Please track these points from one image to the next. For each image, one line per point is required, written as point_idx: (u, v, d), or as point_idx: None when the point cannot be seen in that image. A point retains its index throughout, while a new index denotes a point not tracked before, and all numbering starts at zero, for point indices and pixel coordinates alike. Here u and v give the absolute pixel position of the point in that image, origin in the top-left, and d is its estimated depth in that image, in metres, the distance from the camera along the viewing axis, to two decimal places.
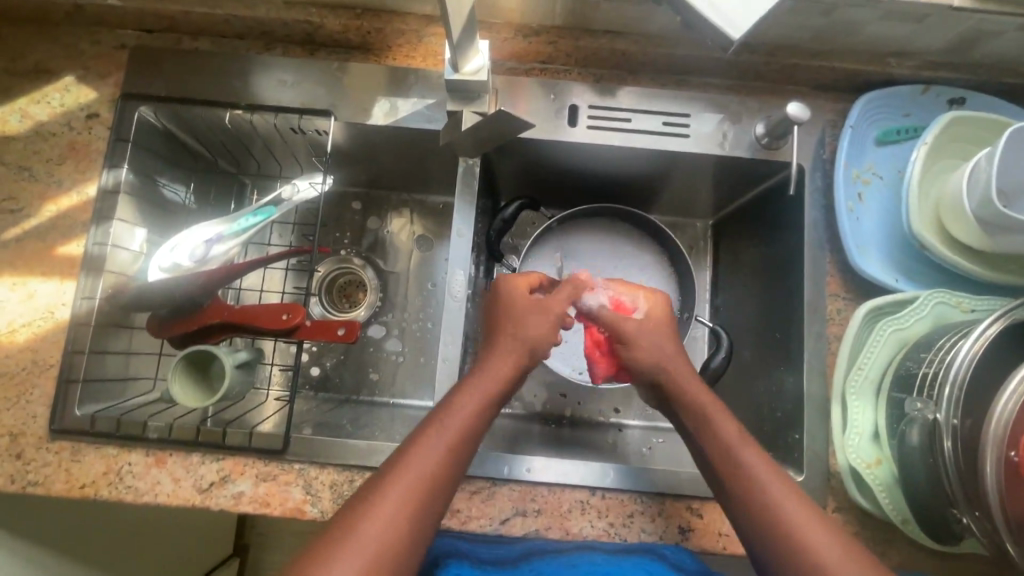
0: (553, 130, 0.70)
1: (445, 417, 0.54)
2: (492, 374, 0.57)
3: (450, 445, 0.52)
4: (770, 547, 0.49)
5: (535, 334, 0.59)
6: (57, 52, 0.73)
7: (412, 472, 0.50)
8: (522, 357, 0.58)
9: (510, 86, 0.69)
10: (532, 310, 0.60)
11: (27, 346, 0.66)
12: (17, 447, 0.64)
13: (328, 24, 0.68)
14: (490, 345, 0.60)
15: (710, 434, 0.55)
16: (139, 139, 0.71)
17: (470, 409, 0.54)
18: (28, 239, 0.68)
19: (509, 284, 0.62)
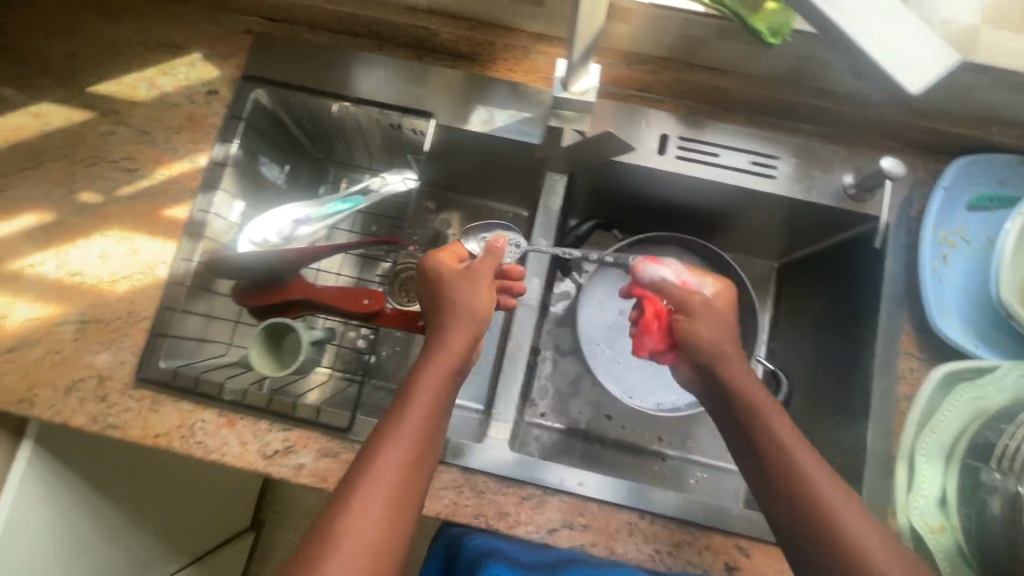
0: (642, 154, 0.71)
1: (405, 407, 0.54)
2: (445, 355, 0.57)
3: (414, 436, 0.54)
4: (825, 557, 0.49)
5: (468, 304, 0.59)
6: (186, 28, 0.77)
7: (385, 472, 0.51)
8: (466, 330, 0.58)
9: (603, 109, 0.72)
10: (464, 283, 0.60)
11: (125, 296, 0.70)
12: (103, 389, 0.68)
13: (442, 32, 0.71)
14: (437, 326, 0.59)
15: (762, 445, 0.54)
16: (251, 118, 0.76)
17: (428, 394, 0.55)
18: (139, 198, 0.73)
19: (435, 255, 0.63)
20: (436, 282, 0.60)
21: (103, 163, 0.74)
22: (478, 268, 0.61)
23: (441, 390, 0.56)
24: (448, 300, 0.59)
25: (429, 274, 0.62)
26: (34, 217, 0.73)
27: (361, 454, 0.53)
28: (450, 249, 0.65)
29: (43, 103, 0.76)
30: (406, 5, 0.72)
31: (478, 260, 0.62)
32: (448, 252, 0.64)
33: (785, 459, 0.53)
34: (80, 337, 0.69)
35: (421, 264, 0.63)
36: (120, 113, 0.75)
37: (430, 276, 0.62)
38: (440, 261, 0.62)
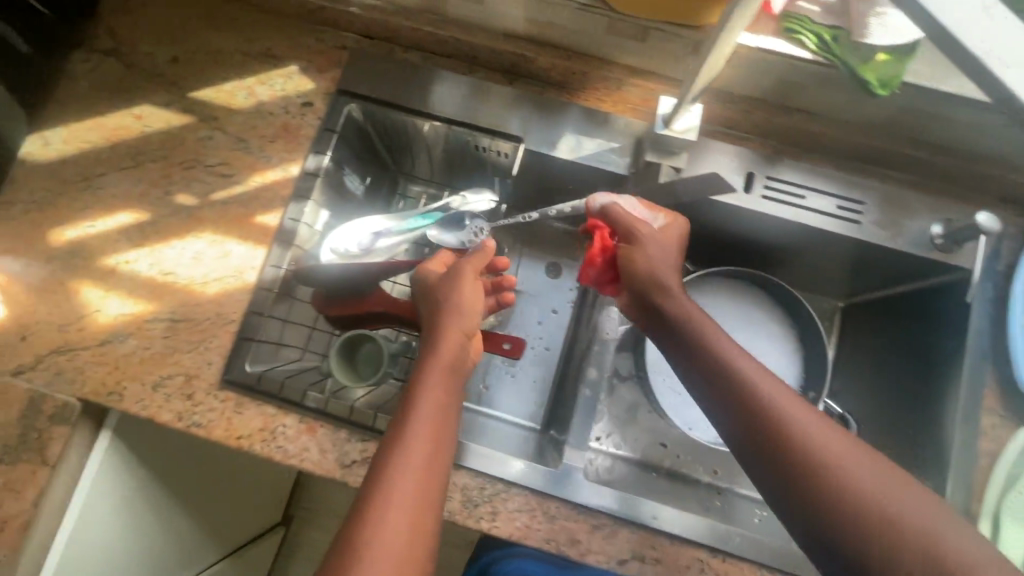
0: (739, 195, 0.71)
1: (410, 404, 0.55)
2: (443, 351, 0.59)
3: (423, 434, 0.54)
4: (844, 510, 0.44)
5: (462, 303, 0.62)
6: (285, 41, 0.80)
7: (404, 475, 0.51)
8: (460, 324, 0.61)
9: (702, 148, 0.71)
10: (455, 286, 0.63)
11: (214, 298, 0.72)
12: (190, 388, 0.70)
13: (539, 60, 0.73)
14: (431, 329, 0.61)
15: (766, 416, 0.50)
16: (342, 131, 0.78)
17: (434, 391, 0.56)
18: (233, 203, 0.75)
19: (425, 268, 0.68)
20: (433, 291, 0.64)
21: (200, 167, 0.76)
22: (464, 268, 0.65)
23: (447, 389, 0.58)
24: (443, 303, 0.62)
25: (423, 286, 0.66)
26: (131, 215, 0.75)
27: (375, 463, 0.52)
28: (438, 259, 0.69)
29: (145, 105, 0.78)
30: (505, 32, 0.73)
31: (463, 263, 0.66)
32: (437, 261, 0.69)
33: (771, 407, 0.51)
34: (169, 335, 0.72)
35: (417, 280, 0.67)
36: (218, 119, 0.78)
37: (425, 288, 0.66)
38: (431, 272, 0.67)
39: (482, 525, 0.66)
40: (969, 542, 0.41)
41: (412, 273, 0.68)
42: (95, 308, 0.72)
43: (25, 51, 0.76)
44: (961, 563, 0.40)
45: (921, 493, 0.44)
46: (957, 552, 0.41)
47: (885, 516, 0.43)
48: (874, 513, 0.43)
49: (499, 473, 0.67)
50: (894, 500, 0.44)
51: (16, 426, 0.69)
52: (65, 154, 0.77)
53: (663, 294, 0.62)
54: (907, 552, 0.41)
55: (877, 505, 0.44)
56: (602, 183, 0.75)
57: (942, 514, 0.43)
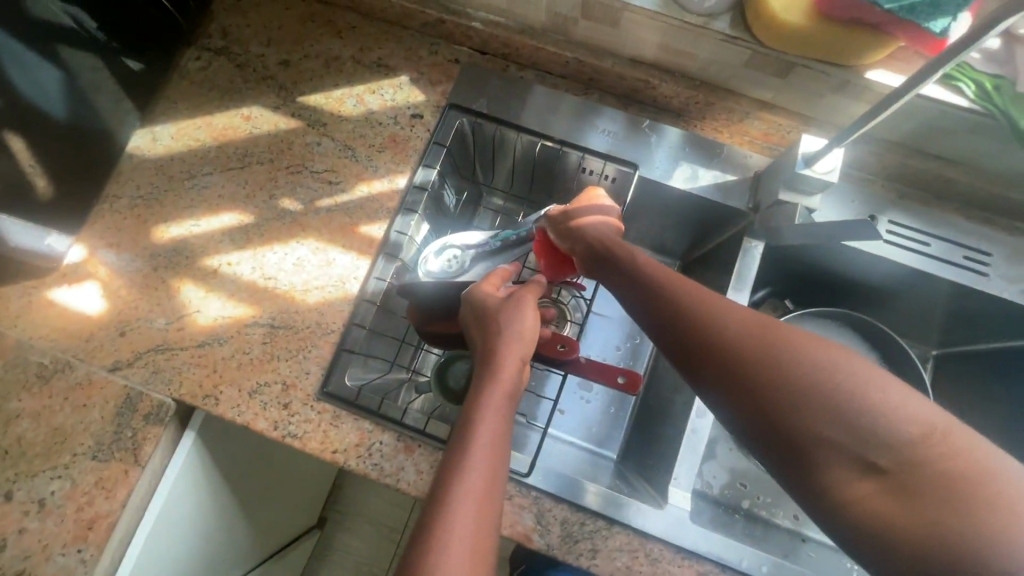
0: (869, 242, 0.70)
1: (470, 428, 0.47)
2: (502, 374, 0.51)
3: (486, 461, 0.45)
4: (783, 412, 0.40)
5: (524, 328, 0.56)
6: (398, 52, 0.79)
7: (463, 509, 0.42)
8: (523, 353, 0.54)
9: (834, 193, 0.70)
10: (514, 309, 0.57)
11: (315, 307, 0.71)
12: (286, 397, 0.69)
13: (663, 87, 0.71)
14: (489, 350, 0.54)
15: (728, 343, 0.43)
16: (450, 145, 0.77)
17: (495, 416, 0.48)
18: (337, 212, 0.74)
19: (478, 288, 0.62)
20: (489, 313, 0.57)
21: (306, 173, 0.76)
22: (523, 291, 0.60)
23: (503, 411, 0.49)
24: (502, 327, 0.56)
25: (478, 306, 0.59)
26: (236, 216, 0.75)
27: (430, 497, 0.44)
28: (489, 279, 0.64)
29: (255, 107, 0.78)
30: (631, 57, 0.72)
31: (522, 290, 0.60)
32: (490, 281, 0.63)
33: (698, 317, 0.45)
34: (268, 342, 0.71)
35: (467, 298, 0.61)
36: (326, 125, 0.77)
37: (483, 310, 0.58)
38: (486, 291, 0.61)
39: (581, 562, 0.64)
40: (913, 408, 0.37)
41: (463, 293, 0.62)
42: (194, 309, 0.72)
43: (101, 39, 0.70)
44: (899, 436, 0.37)
45: (869, 371, 0.39)
46: (893, 426, 0.37)
47: (828, 409, 0.38)
48: (815, 411, 0.39)
49: (601, 510, 0.64)
50: (841, 386, 0.39)
51: (110, 424, 0.68)
52: (173, 151, 0.77)
53: (595, 240, 0.58)
54: (845, 438, 0.38)
55: (821, 398, 0.39)
56: (713, 214, 0.74)
57: (884, 386, 0.38)
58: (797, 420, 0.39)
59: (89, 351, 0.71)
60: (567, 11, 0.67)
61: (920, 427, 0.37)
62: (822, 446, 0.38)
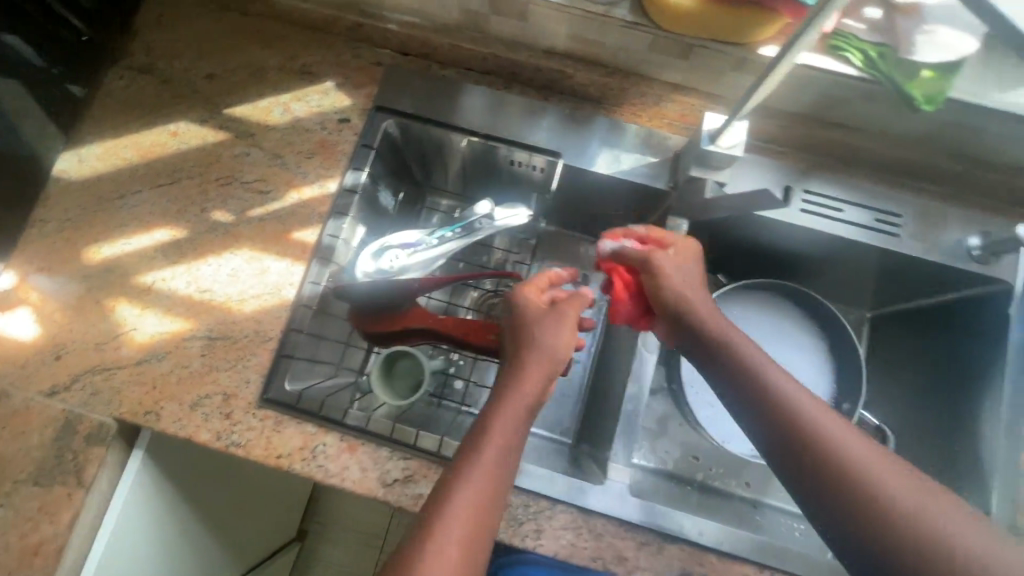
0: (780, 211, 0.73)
1: (488, 428, 0.55)
2: (522, 387, 0.58)
3: (493, 464, 0.53)
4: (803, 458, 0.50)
5: (556, 345, 0.62)
6: (322, 59, 0.80)
7: (466, 491, 0.51)
8: (549, 369, 0.60)
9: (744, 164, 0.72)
10: (549, 324, 0.63)
11: (252, 315, 0.72)
12: (228, 407, 0.69)
13: (579, 76, 0.73)
14: (518, 358, 0.61)
15: (798, 421, 0.51)
16: (379, 147, 0.78)
17: (506, 426, 0.56)
18: (270, 220, 0.75)
19: (525, 294, 0.66)
20: (526, 323, 0.63)
21: (236, 184, 0.76)
22: (563, 304, 0.65)
23: (520, 421, 0.57)
24: (532, 337, 0.62)
25: (519, 313, 0.65)
26: (168, 232, 0.75)
27: (445, 477, 0.53)
28: (535, 281, 0.68)
29: (181, 122, 0.78)
30: (545, 48, 0.73)
31: (567, 303, 0.65)
32: (534, 284, 0.67)
33: (755, 378, 0.55)
34: (207, 353, 0.71)
35: (512, 303, 0.66)
36: (254, 135, 0.78)
37: (521, 317, 0.64)
38: (530, 296, 0.66)
39: (527, 543, 0.65)
40: (950, 511, 0.44)
41: (508, 293, 0.68)
42: (131, 327, 0.72)
43: (40, 65, 0.72)
44: (933, 527, 0.43)
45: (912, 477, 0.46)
46: (929, 520, 0.44)
47: (875, 495, 0.46)
48: (859, 487, 0.46)
49: (545, 491, 0.66)
50: (888, 481, 0.46)
51: (50, 449, 0.68)
52: (101, 171, 0.77)
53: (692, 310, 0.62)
54: (882, 521, 0.45)
55: (866, 487, 0.46)
56: (638, 196, 0.76)
57: (924, 490, 0.46)
58: (842, 491, 0.47)
59: (24, 378, 0.70)
60: (477, 8, 0.69)
61: (944, 515, 0.44)
62: (867, 525, 0.45)
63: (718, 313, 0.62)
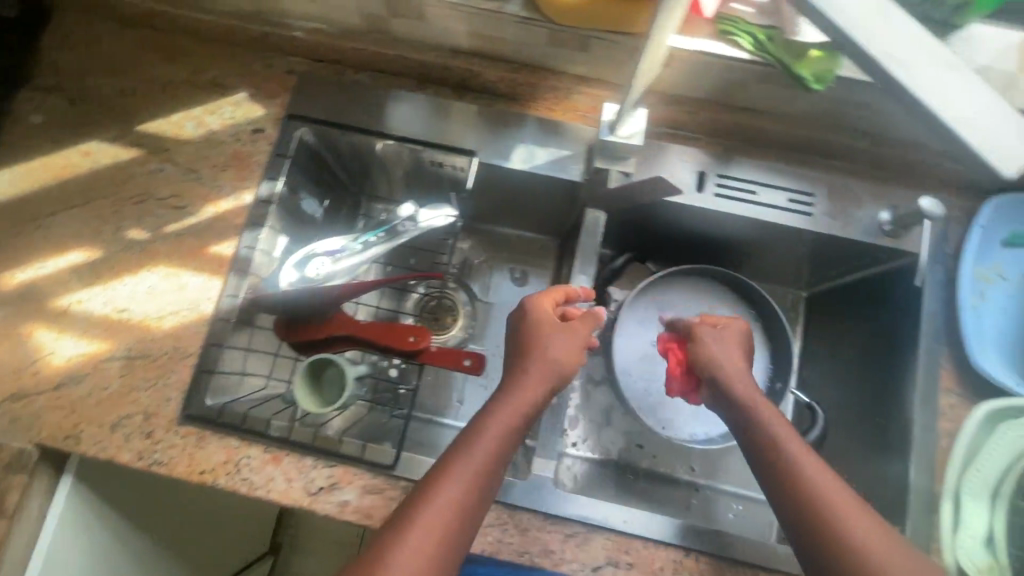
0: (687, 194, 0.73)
1: (481, 430, 0.56)
2: (519, 397, 0.58)
3: (479, 471, 0.54)
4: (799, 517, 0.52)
5: (560, 358, 0.62)
6: (234, 70, 0.79)
7: (450, 487, 0.52)
8: (549, 381, 0.60)
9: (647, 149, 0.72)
10: (555, 335, 0.63)
11: (171, 332, 0.71)
12: (149, 426, 0.69)
13: (486, 74, 0.73)
14: (519, 367, 0.61)
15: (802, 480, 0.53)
16: (295, 156, 0.77)
17: (496, 436, 0.56)
18: (185, 235, 0.74)
19: (539, 303, 0.65)
20: (536, 331, 0.63)
21: (150, 200, 0.75)
22: (575, 322, 0.64)
23: (514, 430, 0.57)
24: (540, 346, 0.62)
25: (531, 319, 0.64)
26: (83, 253, 0.74)
27: (435, 469, 0.54)
28: (550, 294, 0.67)
29: (93, 141, 0.77)
30: (451, 48, 0.73)
31: (577, 321, 0.65)
32: (549, 295, 0.67)
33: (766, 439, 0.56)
34: (127, 373, 0.70)
35: (523, 310, 0.65)
36: (167, 150, 0.77)
37: (531, 322, 0.64)
38: (543, 306, 0.65)
39: None
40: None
41: (519, 301, 0.67)
42: (48, 351, 0.71)
43: None
44: None
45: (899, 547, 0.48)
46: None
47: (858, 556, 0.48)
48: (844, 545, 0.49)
49: None
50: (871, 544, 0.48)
51: None
52: (12, 195, 0.76)
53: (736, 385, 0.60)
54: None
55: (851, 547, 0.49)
56: (556, 189, 0.76)
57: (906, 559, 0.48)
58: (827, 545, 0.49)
59: None
60: (376, 11, 0.69)
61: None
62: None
63: (750, 379, 0.62)
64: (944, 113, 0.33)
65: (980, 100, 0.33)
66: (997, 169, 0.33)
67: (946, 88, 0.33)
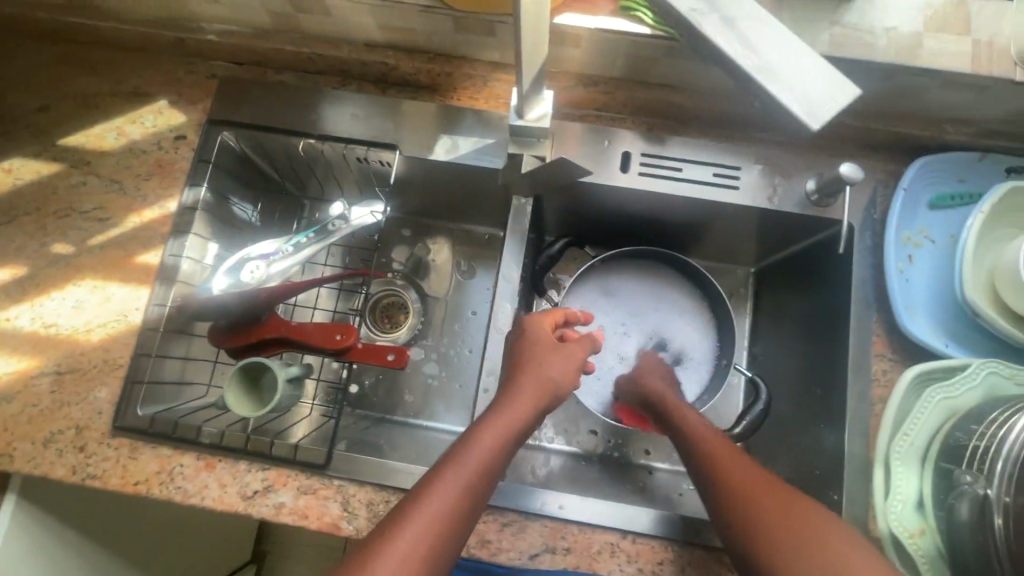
0: (605, 174, 0.73)
1: (476, 439, 0.55)
2: (513, 410, 0.57)
3: (472, 483, 0.52)
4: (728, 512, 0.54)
5: (555, 375, 0.61)
6: (153, 77, 0.79)
7: (440, 496, 0.51)
8: (543, 398, 0.59)
9: (564, 132, 0.73)
10: (550, 352, 0.63)
11: (100, 345, 0.71)
12: (81, 440, 0.68)
13: (402, 65, 0.73)
14: (514, 380, 0.60)
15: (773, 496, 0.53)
16: (218, 160, 0.76)
17: (490, 450, 0.54)
18: (111, 246, 0.74)
19: (537, 322, 0.66)
20: (533, 348, 0.63)
21: (75, 214, 0.75)
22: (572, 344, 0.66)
23: (508, 443, 0.56)
24: (538, 360, 0.61)
25: (532, 334, 0.64)
26: (8, 271, 0.73)
27: (426, 477, 0.52)
28: (550, 314, 0.68)
29: (14, 157, 0.76)
30: (366, 41, 0.73)
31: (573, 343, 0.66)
32: (549, 317, 0.68)
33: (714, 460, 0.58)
34: (56, 389, 0.70)
35: (522, 328, 0.66)
36: (90, 163, 0.76)
37: (531, 336, 0.64)
38: (540, 324, 0.66)
39: None
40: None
41: (519, 320, 0.67)
42: None
43: None
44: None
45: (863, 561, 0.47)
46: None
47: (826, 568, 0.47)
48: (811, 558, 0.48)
49: (403, 484, 0.66)
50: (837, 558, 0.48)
51: None
52: None
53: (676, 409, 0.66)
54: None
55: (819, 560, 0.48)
56: (482, 178, 0.76)
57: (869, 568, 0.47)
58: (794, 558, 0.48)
59: None
60: (282, 9, 0.69)
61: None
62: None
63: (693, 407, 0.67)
64: (763, 73, 0.37)
65: (800, 61, 0.37)
66: (803, 120, 0.36)
67: (766, 52, 0.37)
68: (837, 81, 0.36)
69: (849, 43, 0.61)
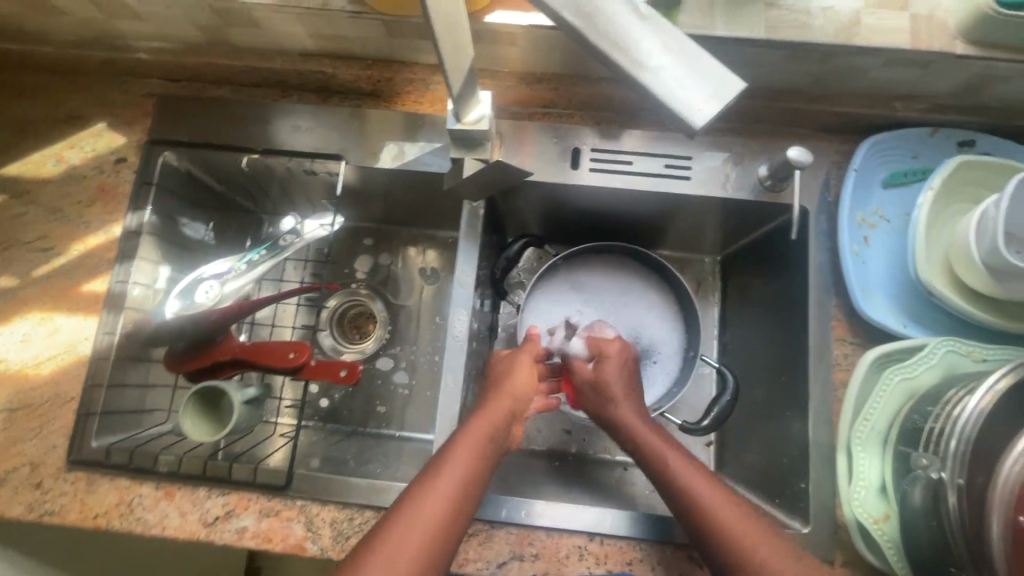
0: (557, 174, 0.72)
1: (448, 469, 0.53)
2: (483, 441, 0.56)
3: (445, 513, 0.50)
4: (667, 493, 0.57)
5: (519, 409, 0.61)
6: (90, 100, 0.77)
7: (413, 527, 0.49)
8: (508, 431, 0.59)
9: (514, 131, 0.72)
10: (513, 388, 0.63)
11: (50, 378, 0.70)
12: (36, 476, 0.67)
13: (341, 74, 0.72)
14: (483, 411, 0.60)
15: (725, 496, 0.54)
16: (162, 181, 0.75)
17: (460, 480, 0.53)
18: (56, 277, 0.72)
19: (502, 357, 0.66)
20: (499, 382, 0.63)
21: (18, 245, 0.73)
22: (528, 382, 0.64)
23: (479, 472, 0.54)
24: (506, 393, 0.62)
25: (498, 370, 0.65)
26: None
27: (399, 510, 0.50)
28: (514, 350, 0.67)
29: None
30: (300, 52, 0.72)
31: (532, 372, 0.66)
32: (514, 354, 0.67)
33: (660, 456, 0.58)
34: (10, 426, 0.68)
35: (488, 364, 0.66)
36: (29, 192, 0.75)
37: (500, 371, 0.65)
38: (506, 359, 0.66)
39: None
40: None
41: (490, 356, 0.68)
42: None
43: None
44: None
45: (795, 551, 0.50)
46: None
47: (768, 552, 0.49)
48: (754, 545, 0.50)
49: (367, 501, 0.65)
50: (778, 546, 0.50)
51: None
52: None
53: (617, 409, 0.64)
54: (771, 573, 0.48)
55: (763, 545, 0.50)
56: (432, 183, 0.75)
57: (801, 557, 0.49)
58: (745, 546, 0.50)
59: None
60: (211, 22, 0.68)
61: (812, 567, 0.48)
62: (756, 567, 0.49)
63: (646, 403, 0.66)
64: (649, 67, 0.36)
65: (685, 53, 0.36)
66: (687, 121, 0.35)
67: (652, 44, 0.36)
68: (721, 75, 0.36)
69: (784, 26, 0.61)
